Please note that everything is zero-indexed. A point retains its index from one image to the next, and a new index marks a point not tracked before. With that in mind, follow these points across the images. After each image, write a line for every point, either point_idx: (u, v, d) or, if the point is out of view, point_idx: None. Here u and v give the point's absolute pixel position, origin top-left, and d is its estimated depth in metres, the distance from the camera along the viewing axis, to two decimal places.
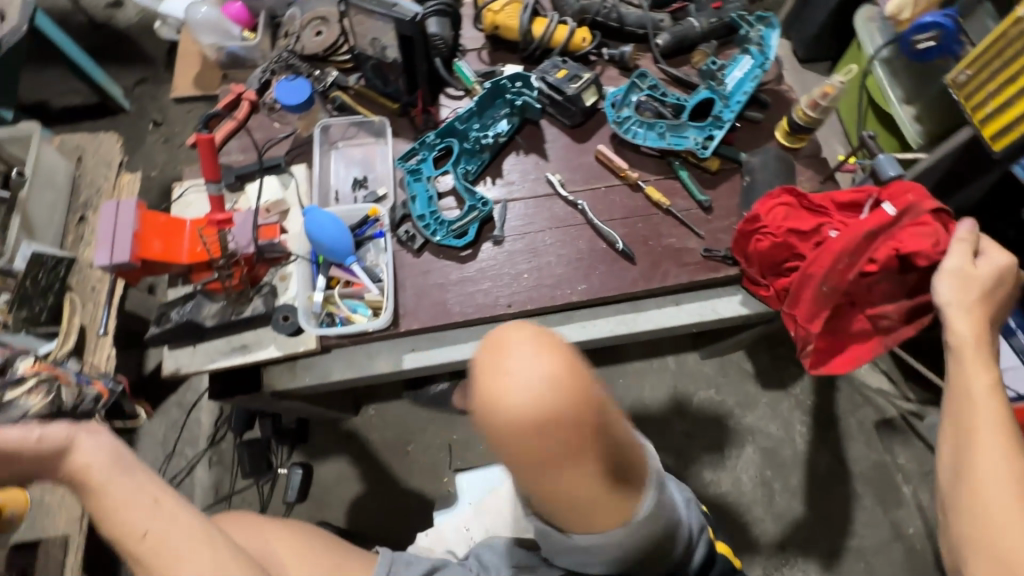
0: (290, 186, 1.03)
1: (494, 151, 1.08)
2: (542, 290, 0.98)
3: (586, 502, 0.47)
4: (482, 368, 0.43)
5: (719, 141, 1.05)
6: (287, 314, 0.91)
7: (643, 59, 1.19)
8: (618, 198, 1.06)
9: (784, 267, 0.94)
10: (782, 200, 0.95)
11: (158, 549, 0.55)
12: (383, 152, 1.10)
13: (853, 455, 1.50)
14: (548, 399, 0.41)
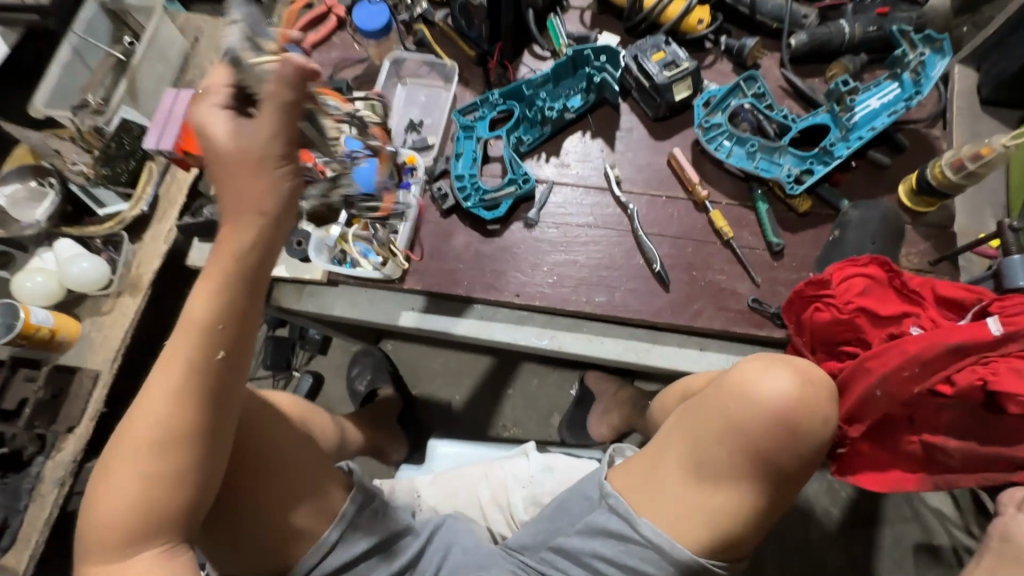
0: (346, 113, 1.03)
1: (557, 126, 0.98)
2: (556, 289, 0.91)
3: (708, 419, 0.67)
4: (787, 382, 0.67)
5: (818, 180, 0.87)
6: (301, 240, 0.89)
7: (766, 59, 1.01)
8: (676, 213, 0.93)
9: (840, 348, 0.79)
10: (866, 270, 0.77)
11: (224, 370, 0.59)
12: (445, 99, 1.04)
13: (875, 569, 1.30)
14: (766, 379, 0.66)
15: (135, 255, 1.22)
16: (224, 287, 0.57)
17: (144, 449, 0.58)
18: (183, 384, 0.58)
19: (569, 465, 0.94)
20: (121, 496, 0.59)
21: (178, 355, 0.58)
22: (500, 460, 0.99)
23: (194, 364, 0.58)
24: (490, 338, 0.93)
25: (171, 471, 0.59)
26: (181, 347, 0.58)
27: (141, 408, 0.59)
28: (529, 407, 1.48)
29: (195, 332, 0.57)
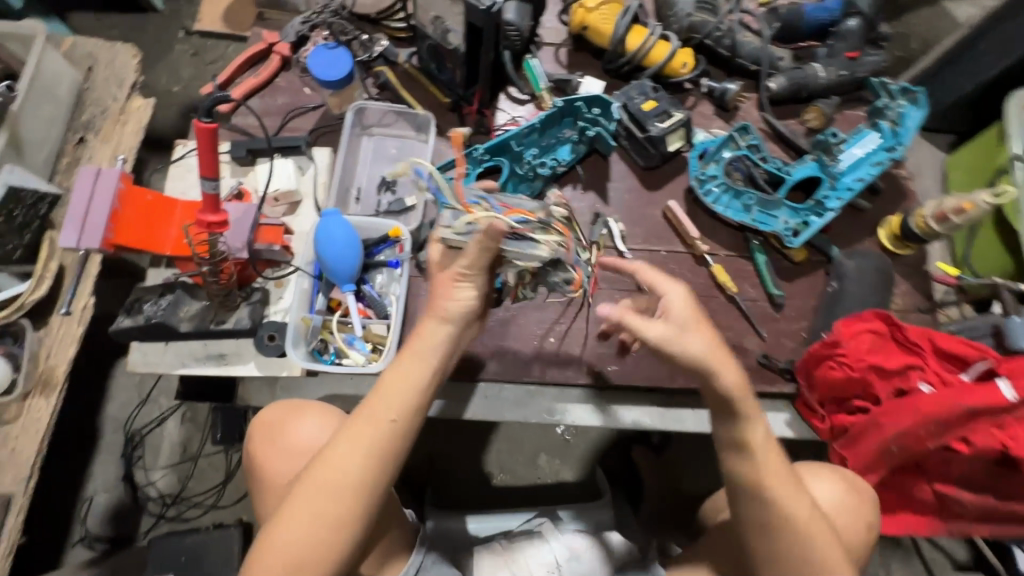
0: (306, 172, 0.90)
1: (549, 181, 0.92)
2: (563, 363, 0.87)
3: None
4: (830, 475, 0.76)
5: (813, 231, 0.88)
6: (274, 333, 0.79)
7: (747, 101, 1.00)
8: (677, 267, 0.91)
9: (850, 402, 0.81)
10: (871, 325, 0.79)
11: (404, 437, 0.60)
12: (420, 152, 0.94)
13: None
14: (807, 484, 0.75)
15: (43, 343, 1.01)
16: (427, 362, 0.61)
17: (320, 504, 0.58)
18: (380, 448, 0.59)
19: (593, 546, 0.92)
20: (292, 532, 0.58)
21: (371, 415, 0.59)
22: (518, 542, 0.93)
23: (394, 428, 0.59)
24: (497, 418, 0.86)
25: (345, 544, 0.59)
26: (381, 409, 0.59)
27: (329, 456, 0.59)
28: (514, 451, 1.41)
29: (396, 401, 0.60)
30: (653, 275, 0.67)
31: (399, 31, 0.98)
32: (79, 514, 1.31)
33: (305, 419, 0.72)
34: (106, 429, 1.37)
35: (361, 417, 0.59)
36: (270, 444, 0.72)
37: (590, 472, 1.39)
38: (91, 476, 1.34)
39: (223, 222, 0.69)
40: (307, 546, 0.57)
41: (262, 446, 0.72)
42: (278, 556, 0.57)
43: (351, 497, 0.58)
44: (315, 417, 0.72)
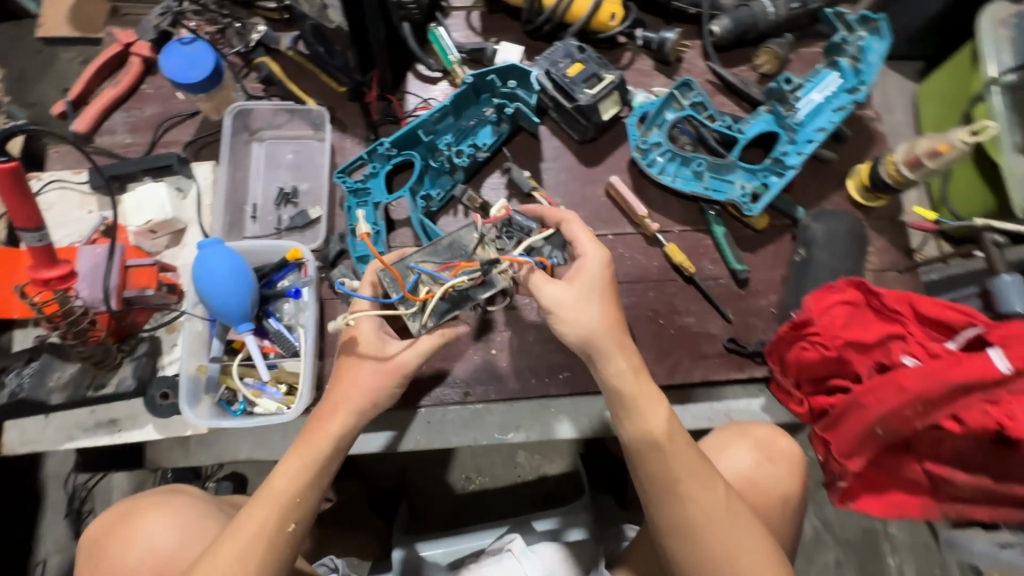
0: (188, 194, 0.77)
1: (471, 170, 0.80)
2: (514, 374, 0.78)
3: None
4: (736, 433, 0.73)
5: (774, 193, 0.78)
6: (168, 390, 0.68)
7: (689, 51, 0.88)
8: (626, 252, 0.81)
9: (828, 383, 0.73)
10: (846, 296, 0.71)
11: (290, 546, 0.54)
12: (321, 153, 0.81)
13: (841, 521, 1.36)
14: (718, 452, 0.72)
15: None
16: (316, 466, 0.57)
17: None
18: (263, 551, 0.52)
19: (567, 561, 0.86)
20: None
21: (249, 522, 0.53)
22: (485, 565, 0.86)
23: (273, 535, 0.53)
24: (444, 445, 0.77)
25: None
26: (259, 518, 0.53)
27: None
28: (490, 454, 1.34)
29: (277, 505, 0.54)
30: (586, 240, 0.60)
31: (276, 12, 0.83)
32: None
33: (153, 521, 0.60)
34: None
35: (244, 518, 0.54)
36: (112, 556, 0.59)
37: (572, 465, 1.33)
38: None
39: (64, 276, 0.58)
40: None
41: (94, 567, 0.59)
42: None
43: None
44: (169, 514, 0.61)
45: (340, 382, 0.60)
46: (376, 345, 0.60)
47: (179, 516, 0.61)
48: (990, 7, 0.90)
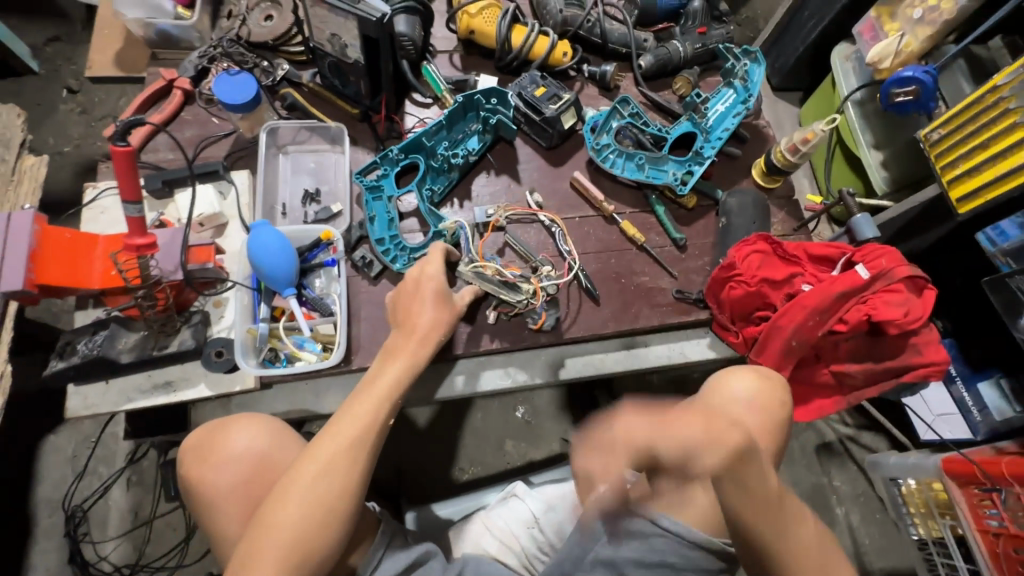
0: (228, 196, 0.92)
1: (463, 170, 1.00)
2: (508, 330, 0.92)
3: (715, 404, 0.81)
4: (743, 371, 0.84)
5: (698, 178, 1.02)
6: (222, 349, 0.80)
7: (624, 80, 1.14)
8: (590, 229, 1.01)
9: (754, 316, 0.94)
10: (757, 247, 0.92)
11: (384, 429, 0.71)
12: (339, 162, 0.99)
13: (792, 479, 1.55)
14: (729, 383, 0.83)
15: None
16: (403, 368, 0.75)
17: (309, 503, 0.64)
18: (366, 433, 0.68)
19: (563, 495, 1.00)
20: (285, 530, 0.62)
21: (354, 414, 0.70)
22: (492, 508, 1.00)
23: (375, 422, 0.70)
24: (454, 393, 0.91)
25: (335, 536, 0.64)
26: (362, 411, 0.70)
27: (317, 454, 0.66)
28: (480, 443, 1.46)
29: (380, 398, 0.71)
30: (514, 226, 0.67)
31: (297, 54, 1.02)
32: None
33: (247, 427, 0.73)
34: (42, 514, 1.27)
35: (353, 407, 0.70)
36: (213, 454, 0.71)
37: (556, 447, 1.46)
38: (32, 566, 1.24)
39: (153, 244, 0.72)
40: (298, 540, 0.62)
41: (196, 467, 0.71)
42: (272, 557, 0.61)
43: (339, 488, 0.65)
44: (259, 426, 0.73)
45: (410, 322, 0.79)
46: (440, 301, 0.81)
47: (268, 426, 0.73)
48: (837, 47, 1.23)
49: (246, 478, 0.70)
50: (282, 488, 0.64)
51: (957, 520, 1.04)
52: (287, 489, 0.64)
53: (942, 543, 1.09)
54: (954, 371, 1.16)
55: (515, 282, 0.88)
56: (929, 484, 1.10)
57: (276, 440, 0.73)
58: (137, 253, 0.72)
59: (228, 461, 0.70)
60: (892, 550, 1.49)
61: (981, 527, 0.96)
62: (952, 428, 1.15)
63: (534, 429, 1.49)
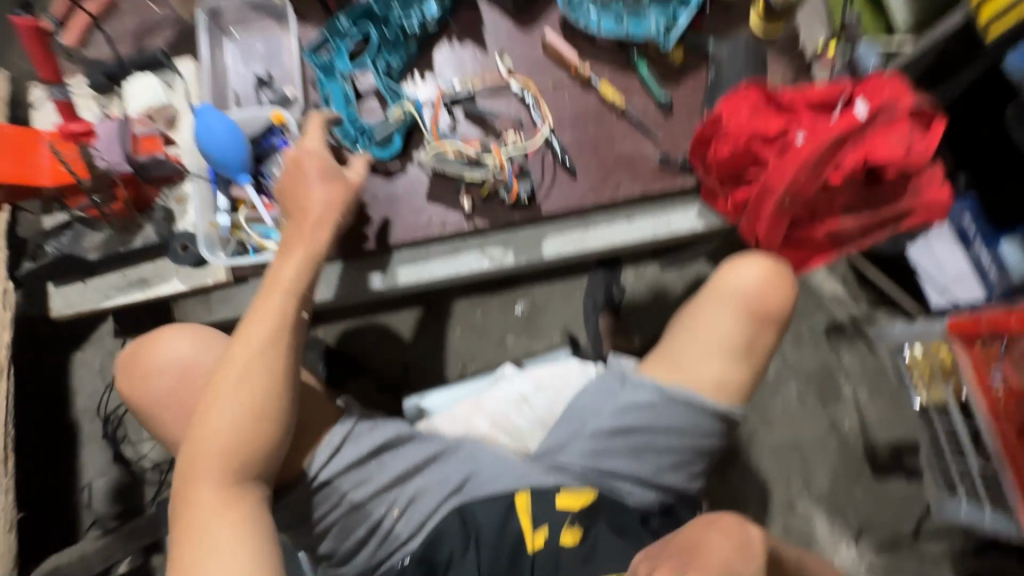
0: (175, 87, 0.86)
1: (422, 40, 0.91)
2: (479, 210, 0.88)
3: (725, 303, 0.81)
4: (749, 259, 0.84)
5: (683, 26, 0.91)
6: (187, 242, 0.80)
7: None
8: (566, 97, 0.93)
9: (744, 177, 0.86)
10: (749, 98, 0.84)
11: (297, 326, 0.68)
12: (287, 43, 0.91)
13: (799, 360, 1.54)
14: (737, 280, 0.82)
15: None
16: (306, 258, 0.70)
17: (233, 412, 0.63)
18: (277, 335, 0.66)
19: (553, 375, 1.00)
20: (214, 436, 0.63)
21: (259, 317, 0.67)
22: (484, 391, 1.02)
23: (282, 321, 0.66)
24: (430, 278, 0.89)
25: (270, 433, 0.64)
26: (266, 312, 0.67)
27: (230, 362, 0.65)
28: (482, 339, 1.48)
29: (282, 291, 0.68)
30: None
31: None
32: (84, 500, 1.35)
33: (176, 340, 0.71)
34: (83, 420, 1.38)
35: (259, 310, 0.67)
36: (145, 368, 0.71)
37: (556, 339, 1.47)
38: (83, 464, 1.37)
39: (90, 130, 0.74)
40: (225, 444, 0.62)
41: (133, 386, 0.71)
42: (206, 463, 0.62)
43: (258, 390, 0.64)
44: (184, 335, 0.72)
45: (300, 207, 0.73)
46: (328, 177, 0.75)
47: (195, 333, 0.72)
48: None
49: (181, 388, 0.70)
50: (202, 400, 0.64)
51: (960, 384, 1.02)
52: (207, 400, 0.64)
53: (943, 407, 1.07)
54: (973, 231, 1.08)
55: (477, 156, 0.85)
56: (934, 350, 1.06)
57: (201, 340, 0.72)
58: (77, 142, 0.75)
59: (162, 374, 0.70)
60: (899, 423, 1.49)
61: (983, 387, 0.95)
62: (968, 291, 1.08)
63: (534, 324, 1.50)
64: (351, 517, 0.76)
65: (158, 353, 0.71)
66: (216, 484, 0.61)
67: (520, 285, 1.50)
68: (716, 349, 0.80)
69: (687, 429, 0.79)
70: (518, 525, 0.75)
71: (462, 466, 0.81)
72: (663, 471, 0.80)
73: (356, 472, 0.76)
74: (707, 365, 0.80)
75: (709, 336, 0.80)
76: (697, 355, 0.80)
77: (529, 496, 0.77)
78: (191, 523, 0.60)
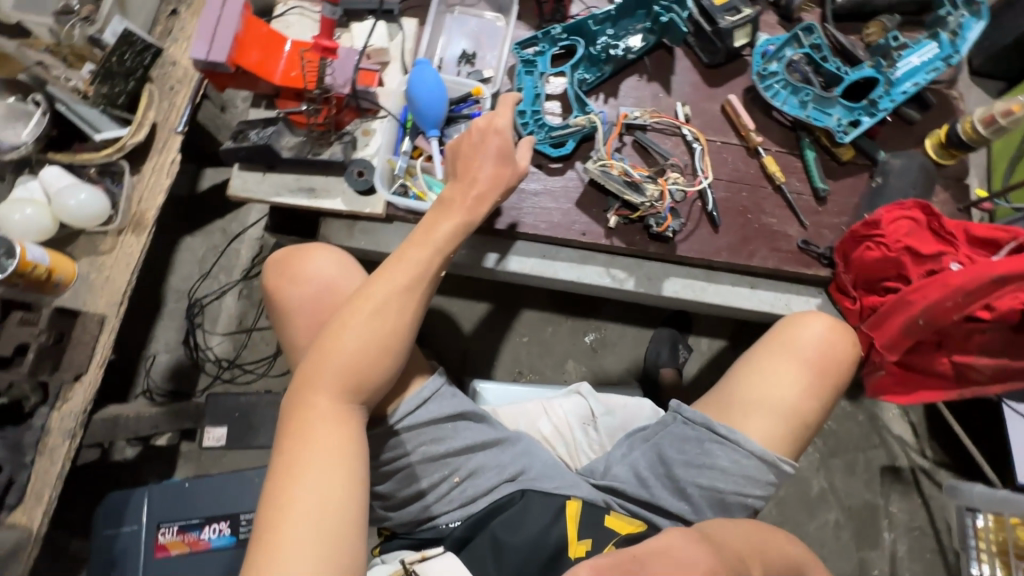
0: (395, 39, 0.96)
1: (618, 66, 0.98)
2: (620, 231, 0.92)
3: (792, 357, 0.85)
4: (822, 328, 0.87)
5: (863, 131, 0.94)
6: (363, 169, 0.87)
7: (809, 14, 1.05)
8: (730, 157, 0.97)
9: (882, 285, 0.88)
10: (911, 213, 0.86)
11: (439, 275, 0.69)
12: (500, 32, 0.99)
13: (846, 488, 1.48)
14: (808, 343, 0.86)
15: (136, 188, 1.09)
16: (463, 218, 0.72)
17: (362, 337, 0.64)
18: (422, 278, 0.68)
19: (625, 405, 1.01)
20: (344, 356, 0.63)
21: (410, 260, 0.68)
22: (554, 398, 1.04)
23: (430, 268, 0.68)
24: (553, 277, 0.94)
25: (388, 367, 0.64)
26: (417, 257, 0.68)
27: (372, 290, 0.66)
28: (543, 355, 1.51)
29: (435, 243, 0.70)
30: None
31: None
32: (143, 369, 1.43)
33: (325, 258, 0.74)
34: (169, 298, 1.48)
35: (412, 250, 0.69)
36: (288, 271, 0.73)
37: (613, 380, 1.48)
38: (154, 337, 1.46)
39: (335, 49, 0.83)
40: (352, 368, 0.62)
41: (276, 285, 0.73)
42: (330, 380, 0.62)
43: (394, 326, 0.65)
44: (331, 255, 0.74)
45: (470, 175, 0.74)
46: (503, 159, 0.75)
47: (340, 256, 0.75)
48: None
49: (317, 305, 0.72)
50: (340, 319, 0.65)
51: None
52: (343, 321, 0.65)
53: None
54: None
55: (641, 181, 0.88)
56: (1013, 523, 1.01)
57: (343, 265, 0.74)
58: (321, 55, 0.84)
59: (304, 287, 0.72)
60: None
61: None
62: None
63: (597, 358, 1.51)
64: (425, 466, 0.78)
65: (306, 267, 0.73)
66: (332, 405, 0.62)
67: (597, 317, 1.52)
68: (770, 405, 0.82)
69: (741, 477, 0.80)
70: (564, 530, 0.75)
71: (517, 458, 0.82)
72: (705, 511, 0.81)
73: (437, 427, 0.79)
74: (762, 416, 0.82)
75: (760, 385, 0.84)
76: (748, 406, 0.83)
77: (579, 507, 0.77)
78: (303, 432, 0.59)
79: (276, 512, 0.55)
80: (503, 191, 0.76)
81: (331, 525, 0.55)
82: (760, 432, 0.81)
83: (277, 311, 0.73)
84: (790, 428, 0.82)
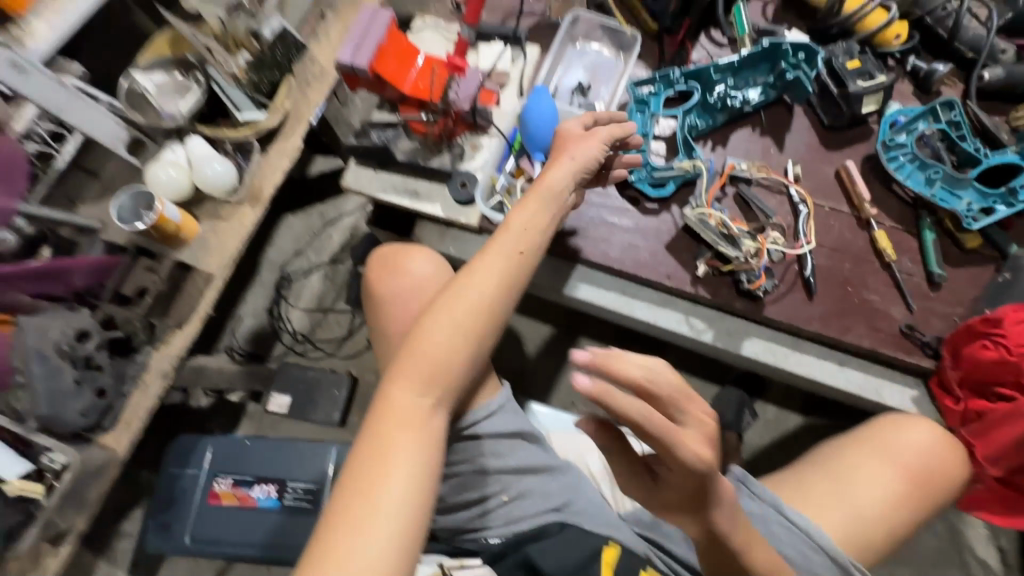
0: (516, 63, 1.00)
1: (732, 116, 0.97)
2: (706, 282, 0.89)
3: (890, 459, 0.79)
4: (932, 429, 0.80)
5: (995, 220, 0.86)
6: (465, 181, 0.91)
7: (950, 89, 0.98)
8: (837, 225, 0.92)
9: (994, 390, 0.80)
10: None
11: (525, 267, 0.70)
12: (617, 68, 1.02)
13: None
14: (909, 445, 0.79)
15: (261, 166, 1.20)
16: (548, 206, 0.72)
17: (449, 334, 0.65)
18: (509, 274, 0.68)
19: None
20: (428, 352, 0.65)
21: (497, 253, 0.69)
22: None
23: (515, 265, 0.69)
24: (629, 314, 0.93)
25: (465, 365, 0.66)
26: (506, 249, 0.69)
27: (460, 284, 0.68)
28: None
29: (520, 233, 0.70)
30: None
31: None
32: (230, 328, 1.56)
33: (420, 257, 0.80)
34: (264, 268, 1.61)
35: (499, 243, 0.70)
36: (389, 269, 0.79)
37: None
38: (244, 301, 1.59)
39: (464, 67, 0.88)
40: (434, 364, 0.64)
41: (376, 278, 0.80)
42: (413, 374, 0.64)
43: (478, 319, 0.66)
44: (429, 256, 0.80)
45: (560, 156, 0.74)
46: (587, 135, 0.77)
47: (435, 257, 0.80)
48: None
49: (411, 299, 0.77)
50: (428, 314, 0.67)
51: None
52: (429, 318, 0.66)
53: None
54: None
55: (739, 236, 0.85)
56: None
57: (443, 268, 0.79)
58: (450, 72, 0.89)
59: (406, 284, 0.78)
60: None
61: None
62: None
63: None
64: (475, 478, 0.79)
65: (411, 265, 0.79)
66: (413, 399, 0.64)
67: (660, 361, 1.48)
68: (849, 503, 0.79)
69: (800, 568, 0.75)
70: None
71: (562, 491, 0.81)
72: None
73: (496, 442, 0.79)
74: (839, 513, 0.78)
75: (838, 477, 0.81)
76: (827, 499, 0.80)
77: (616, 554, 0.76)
78: (384, 427, 0.62)
79: (358, 487, 0.58)
80: (586, 187, 0.74)
81: (402, 509, 0.58)
82: (834, 527, 0.78)
83: (376, 302, 0.79)
84: (873, 533, 0.78)
